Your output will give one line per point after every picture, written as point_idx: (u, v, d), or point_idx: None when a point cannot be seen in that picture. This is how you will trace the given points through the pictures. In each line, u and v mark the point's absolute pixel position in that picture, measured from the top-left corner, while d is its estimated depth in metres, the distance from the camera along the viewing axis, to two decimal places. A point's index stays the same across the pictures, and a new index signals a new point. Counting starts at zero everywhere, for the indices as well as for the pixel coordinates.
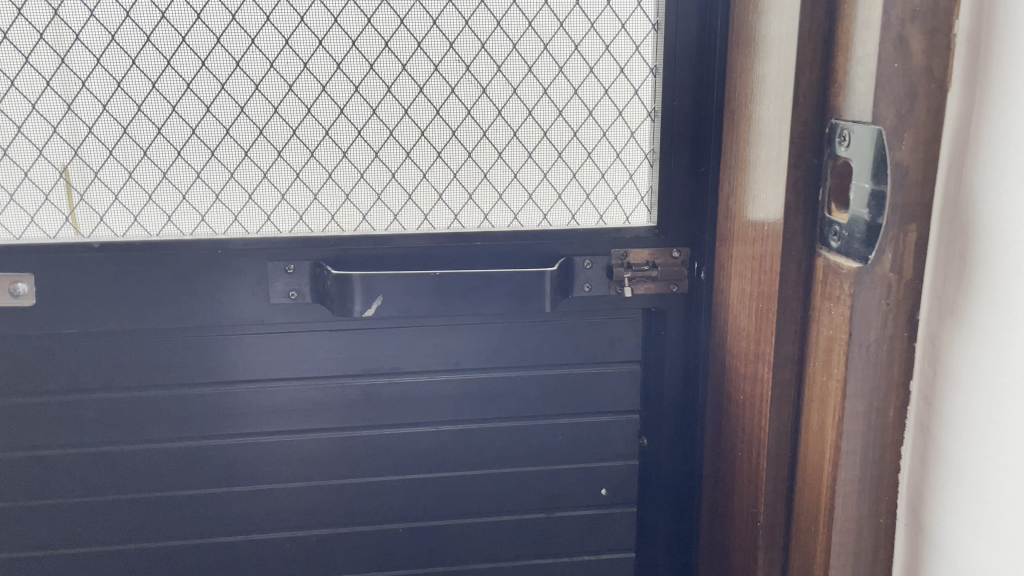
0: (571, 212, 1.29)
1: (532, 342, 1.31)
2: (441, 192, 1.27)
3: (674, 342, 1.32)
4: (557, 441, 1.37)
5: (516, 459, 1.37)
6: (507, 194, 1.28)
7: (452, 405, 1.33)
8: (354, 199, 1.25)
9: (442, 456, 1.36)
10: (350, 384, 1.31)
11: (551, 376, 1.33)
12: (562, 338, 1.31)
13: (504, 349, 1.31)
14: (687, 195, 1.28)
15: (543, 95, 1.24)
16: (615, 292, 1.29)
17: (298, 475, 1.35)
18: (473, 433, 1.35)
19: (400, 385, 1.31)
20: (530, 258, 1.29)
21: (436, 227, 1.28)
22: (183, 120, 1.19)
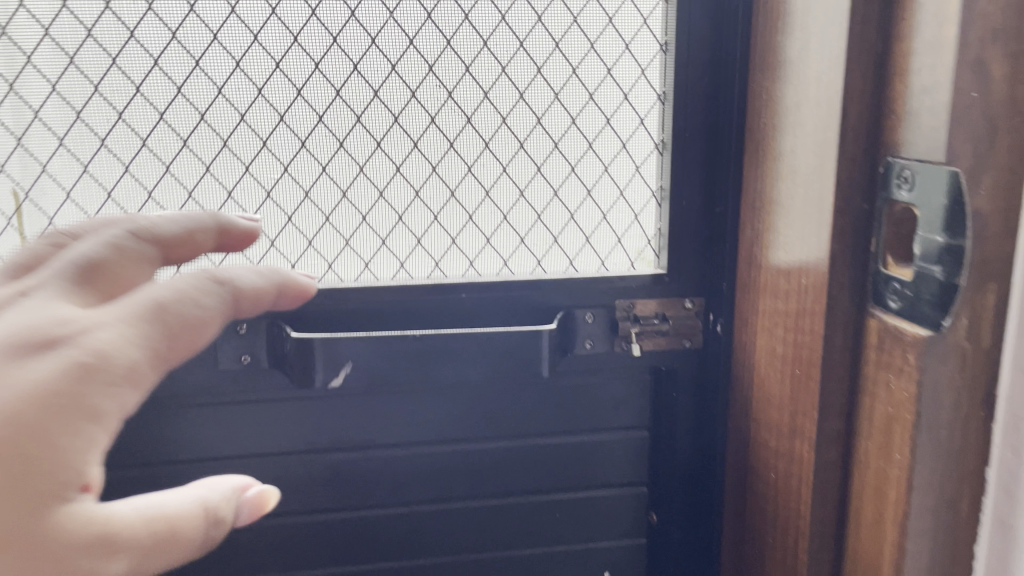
0: (569, 257, 1.14)
1: (526, 409, 1.14)
2: (420, 236, 1.10)
3: (687, 405, 1.16)
4: (554, 520, 1.20)
5: (507, 541, 1.20)
6: (495, 238, 1.12)
7: (434, 483, 1.15)
8: (318, 245, 1.09)
9: (423, 540, 1.18)
10: (315, 462, 1.12)
11: (546, 447, 1.16)
12: (559, 402, 1.15)
13: (493, 417, 1.14)
14: (702, 237, 1.12)
15: (536, 125, 1.09)
16: (624, 348, 1.12)
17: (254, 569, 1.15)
18: (458, 514, 1.17)
19: (373, 461, 1.13)
20: (522, 313, 1.11)
21: (415, 277, 1.11)
22: (114, 156, 1.03)
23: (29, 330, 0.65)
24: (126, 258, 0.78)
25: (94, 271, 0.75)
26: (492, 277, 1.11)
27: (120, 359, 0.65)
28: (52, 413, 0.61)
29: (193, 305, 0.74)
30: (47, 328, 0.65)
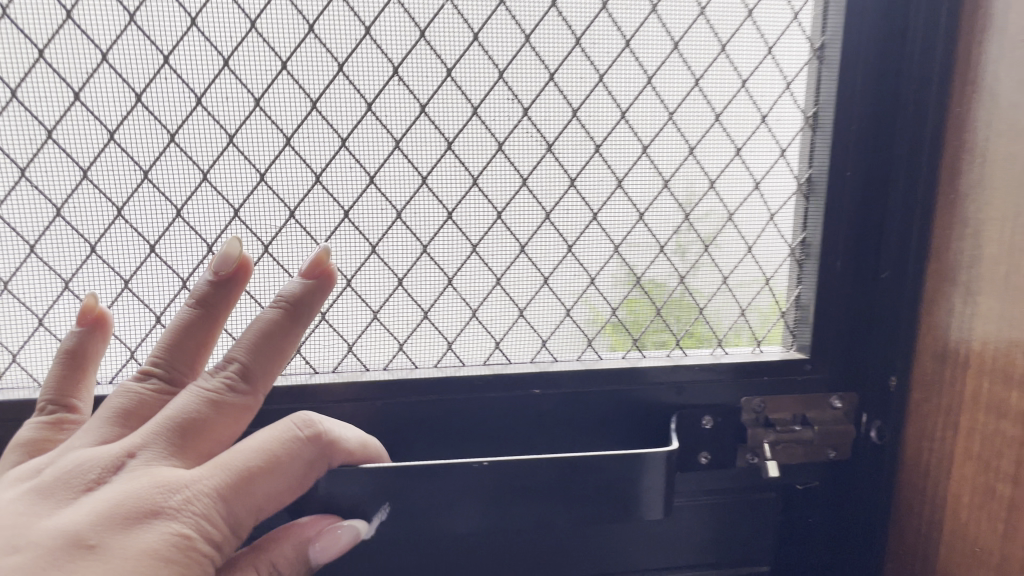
0: (675, 335, 0.84)
1: (612, 541, 0.84)
2: (477, 307, 0.80)
3: (824, 534, 0.87)
4: None
5: None
6: (579, 309, 0.81)
7: None
8: (335, 320, 0.77)
9: None
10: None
11: None
12: (658, 533, 0.85)
13: (569, 552, 0.84)
14: (856, 314, 0.82)
15: (641, 156, 0.78)
16: (751, 462, 0.83)
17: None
18: None
19: None
20: (614, 414, 0.81)
21: (468, 363, 0.81)
22: (41, 194, 0.69)
23: (117, 506, 0.56)
24: (234, 402, 0.65)
25: (195, 428, 0.63)
26: (573, 365, 0.81)
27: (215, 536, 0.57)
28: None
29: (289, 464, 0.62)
30: (139, 502, 0.56)
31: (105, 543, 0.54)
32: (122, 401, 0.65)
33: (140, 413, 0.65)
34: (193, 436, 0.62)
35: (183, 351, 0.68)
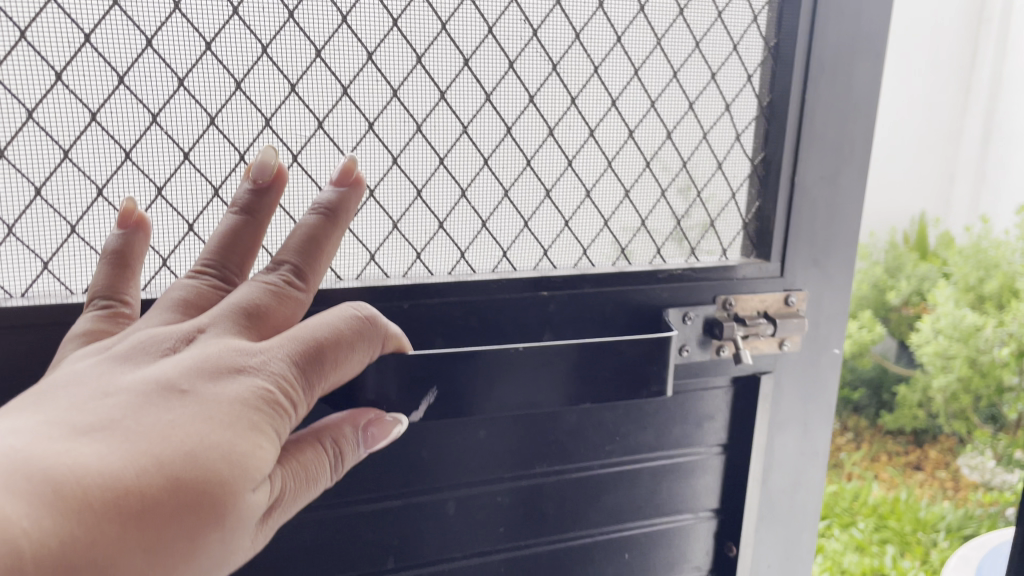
0: (657, 244, 0.93)
1: (603, 434, 0.94)
2: (487, 218, 0.86)
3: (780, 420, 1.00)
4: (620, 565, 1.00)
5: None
6: (576, 220, 0.89)
7: (491, 531, 0.93)
8: (358, 229, 0.82)
9: None
10: (347, 518, 0.86)
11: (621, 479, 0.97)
12: (643, 424, 0.95)
13: (566, 444, 0.93)
14: (809, 223, 0.94)
15: (633, 79, 0.86)
16: (723, 355, 0.94)
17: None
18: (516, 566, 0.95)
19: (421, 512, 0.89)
20: (608, 315, 0.90)
21: (478, 271, 0.87)
22: (76, 99, 0.71)
23: (204, 362, 0.62)
24: (288, 295, 0.71)
25: (259, 312, 0.69)
26: (573, 271, 0.89)
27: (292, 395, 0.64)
28: (232, 436, 0.57)
29: (351, 340, 0.68)
30: (223, 362, 0.62)
31: (197, 390, 0.60)
32: (182, 293, 0.70)
33: (198, 303, 0.70)
34: (259, 320, 0.68)
35: (233, 252, 0.73)
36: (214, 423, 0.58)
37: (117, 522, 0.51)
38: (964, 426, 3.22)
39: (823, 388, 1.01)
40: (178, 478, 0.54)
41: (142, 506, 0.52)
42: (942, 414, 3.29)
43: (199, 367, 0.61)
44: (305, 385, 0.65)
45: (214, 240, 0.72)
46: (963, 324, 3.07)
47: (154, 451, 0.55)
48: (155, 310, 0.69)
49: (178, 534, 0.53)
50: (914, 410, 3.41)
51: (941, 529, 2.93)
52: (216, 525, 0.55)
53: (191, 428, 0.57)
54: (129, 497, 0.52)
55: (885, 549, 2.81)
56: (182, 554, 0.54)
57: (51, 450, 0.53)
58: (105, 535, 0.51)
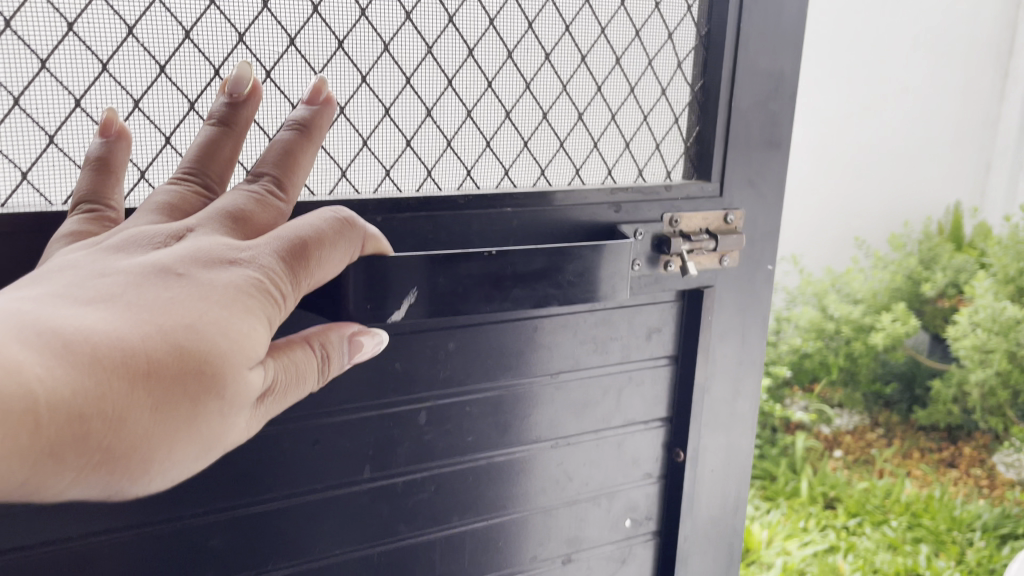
0: (608, 166, 1.00)
1: (558, 342, 1.05)
2: (451, 137, 0.91)
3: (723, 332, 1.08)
4: (578, 469, 1.11)
5: (530, 493, 1.10)
6: (535, 141, 0.95)
7: (462, 434, 1.03)
8: (329, 146, 0.86)
9: (447, 501, 1.05)
10: (326, 425, 0.94)
11: (574, 386, 1.07)
12: (594, 331, 1.06)
13: (524, 352, 1.03)
14: (748, 145, 1.02)
15: (584, 5, 0.92)
16: (670, 270, 1.03)
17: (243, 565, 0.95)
18: (486, 467, 1.06)
19: (398, 416, 0.98)
20: (567, 231, 0.96)
21: (444, 189, 0.92)
22: (52, 8, 0.71)
23: (199, 252, 0.65)
24: (271, 202, 0.75)
25: (244, 216, 0.72)
26: (532, 189, 0.95)
27: (282, 285, 0.67)
28: (229, 314, 0.61)
29: (334, 240, 0.72)
30: (215, 253, 0.65)
31: (193, 274, 0.63)
32: (167, 196, 0.72)
33: (181, 207, 0.73)
34: (245, 222, 0.71)
35: (215, 163, 0.76)
36: (212, 301, 0.61)
37: (127, 380, 0.55)
38: (999, 423, 3.09)
39: (757, 300, 1.10)
40: (181, 345, 0.58)
41: (149, 367, 0.56)
42: (976, 407, 3.15)
43: (193, 257, 0.65)
44: (293, 279, 0.68)
45: (196, 150, 0.74)
46: (1002, 317, 3.07)
47: (156, 322, 0.59)
48: (140, 214, 0.72)
49: (180, 398, 0.58)
50: (948, 405, 3.23)
51: (977, 527, 2.68)
52: (214, 393, 0.60)
53: (190, 305, 0.61)
54: (137, 357, 0.56)
55: (920, 549, 2.54)
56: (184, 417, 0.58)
57: (59, 311, 0.56)
58: (115, 391, 0.55)
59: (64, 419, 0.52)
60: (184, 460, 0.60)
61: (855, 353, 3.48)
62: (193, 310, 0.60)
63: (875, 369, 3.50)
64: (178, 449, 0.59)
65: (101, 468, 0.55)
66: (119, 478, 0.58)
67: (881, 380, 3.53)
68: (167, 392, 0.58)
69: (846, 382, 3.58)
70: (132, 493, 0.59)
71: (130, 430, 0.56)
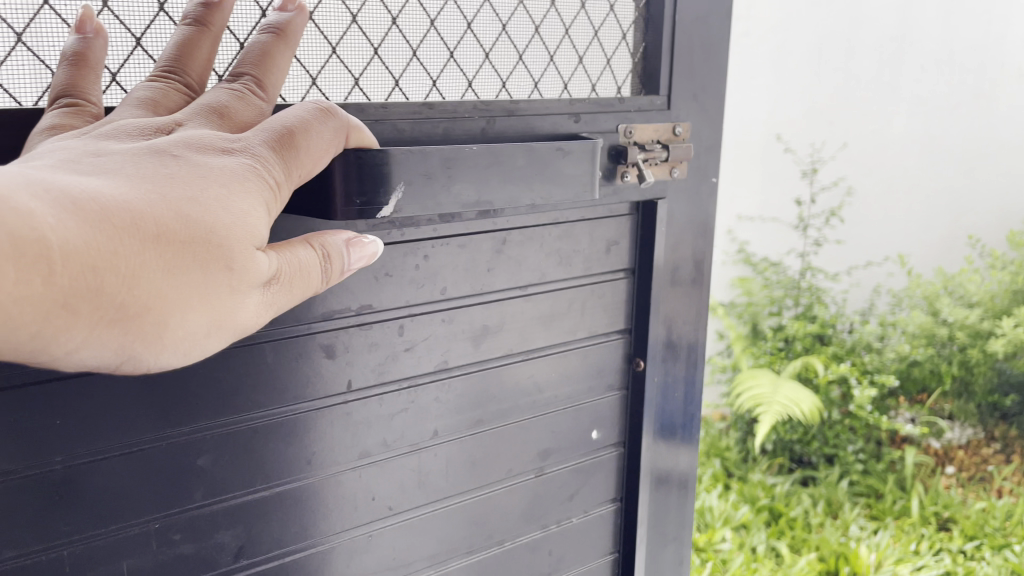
0: (563, 80, 1.08)
1: (530, 254, 1.10)
2: (415, 48, 0.98)
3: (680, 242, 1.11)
4: (548, 380, 1.16)
5: (510, 408, 1.15)
6: (495, 54, 1.03)
7: (441, 350, 1.08)
8: (300, 56, 0.91)
9: (430, 417, 1.09)
10: (305, 337, 0.97)
11: (545, 299, 1.13)
12: (558, 245, 1.11)
13: (493, 263, 1.08)
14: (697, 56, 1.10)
15: None
16: (627, 181, 1.09)
17: (240, 483, 0.97)
18: (466, 381, 1.10)
19: (373, 331, 1.02)
20: (525, 136, 1.04)
21: (412, 98, 0.99)
22: None
23: (192, 140, 0.72)
24: (252, 99, 0.82)
25: (226, 112, 0.80)
26: (495, 99, 1.02)
27: (275, 169, 0.75)
28: (228, 192, 0.69)
29: (317, 130, 0.81)
30: (210, 143, 0.73)
31: (189, 157, 0.70)
32: (152, 91, 0.79)
33: (166, 102, 0.80)
34: (227, 116, 0.79)
35: (195, 64, 0.83)
36: (209, 179, 0.69)
37: (139, 239, 0.62)
38: None
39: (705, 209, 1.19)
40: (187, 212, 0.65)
41: (160, 231, 0.63)
42: None
43: (186, 144, 0.72)
44: (285, 164, 0.77)
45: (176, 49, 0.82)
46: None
47: (159, 195, 0.66)
48: (123, 109, 0.78)
49: (190, 262, 0.65)
50: None
51: None
52: (219, 260, 0.67)
53: (190, 182, 0.68)
54: (147, 220, 0.63)
55: None
56: (196, 280, 0.66)
57: (64, 177, 0.62)
58: (128, 248, 0.61)
59: (78, 267, 0.58)
60: (195, 325, 0.67)
61: (970, 362, 3.60)
62: (193, 184, 0.67)
63: (993, 380, 3.61)
64: (191, 312, 0.66)
65: (117, 323, 0.62)
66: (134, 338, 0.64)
67: (998, 393, 3.61)
68: (176, 257, 0.65)
69: (959, 394, 3.72)
70: (149, 355, 0.65)
71: (145, 287, 0.62)
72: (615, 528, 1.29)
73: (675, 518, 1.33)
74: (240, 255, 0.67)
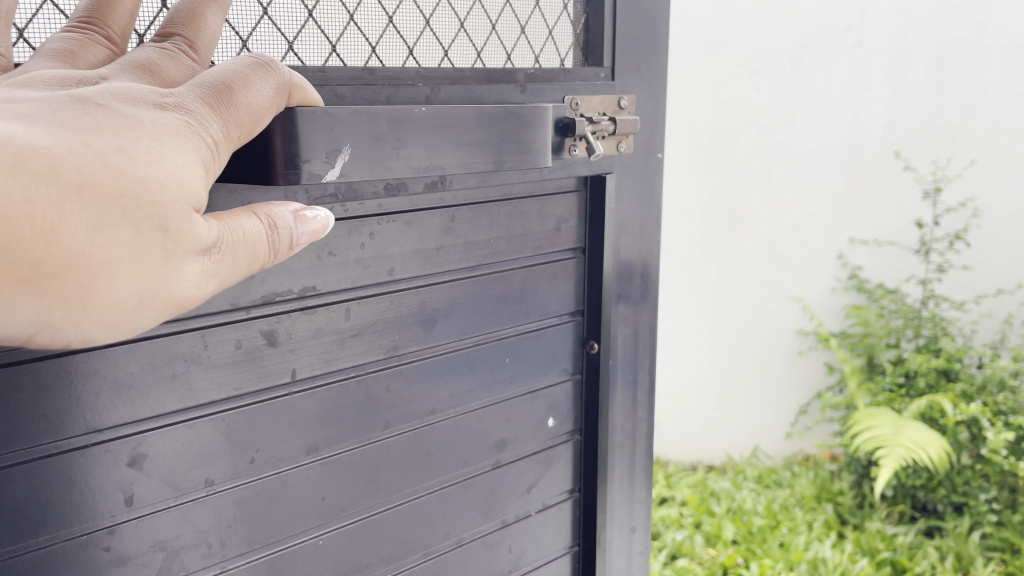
0: (506, 51, 1.07)
1: (479, 234, 1.08)
2: (353, 12, 0.95)
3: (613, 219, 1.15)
4: (504, 366, 1.14)
5: (465, 395, 1.11)
6: (436, 21, 1.01)
7: (391, 335, 1.03)
8: (230, 17, 0.87)
9: (385, 407, 1.04)
10: (243, 323, 0.91)
11: (496, 282, 1.10)
12: (508, 224, 1.10)
13: (444, 244, 1.05)
14: (629, 23, 1.12)
15: None
16: (575, 155, 1.07)
17: (178, 486, 0.88)
18: (422, 368, 1.06)
19: (316, 316, 0.96)
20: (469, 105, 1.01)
21: (351, 64, 0.94)
22: None
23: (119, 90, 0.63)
24: (181, 60, 0.78)
25: (154, 70, 0.76)
26: (436, 69, 1.00)
27: (210, 126, 0.67)
28: (161, 147, 0.61)
29: (256, 86, 0.73)
30: (138, 95, 0.64)
31: (114, 106, 0.61)
32: (66, 42, 0.74)
33: (81, 53, 0.74)
34: (154, 75, 0.75)
35: (114, 16, 0.78)
36: (139, 132, 0.60)
37: (58, 190, 0.53)
38: None
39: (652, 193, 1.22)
40: (113, 164, 0.57)
41: (81, 181, 0.55)
42: None
43: (112, 94, 0.62)
44: (221, 121, 0.68)
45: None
46: None
47: (79, 143, 0.56)
48: (34, 61, 0.72)
49: (117, 218, 0.57)
50: None
51: None
52: (151, 220, 0.59)
53: (117, 132, 0.59)
54: (67, 169, 0.54)
55: None
56: (124, 240, 0.57)
57: None
58: (44, 199, 0.52)
59: None
60: (124, 291, 0.58)
61: None
62: (120, 135, 0.59)
63: None
64: (120, 277, 0.57)
65: (29, 286, 0.53)
66: (49, 306, 0.55)
67: None
68: (100, 213, 0.56)
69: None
70: (69, 323, 0.56)
71: (63, 245, 0.54)
72: (574, 519, 1.28)
73: (638, 506, 1.32)
74: (177, 215, 0.59)
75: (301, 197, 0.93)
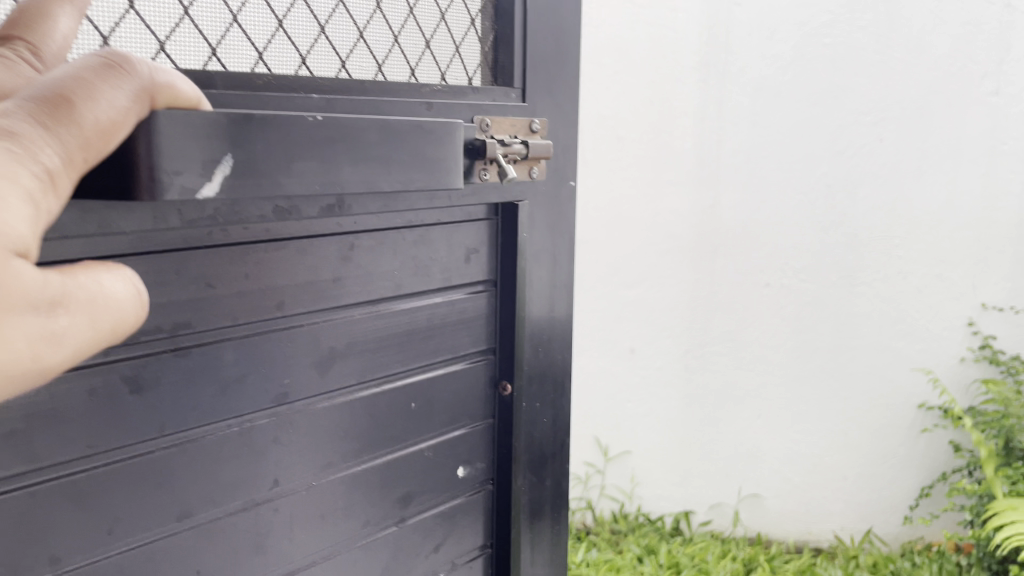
0: (410, 66, 1.13)
1: (381, 264, 1.11)
2: (236, 14, 0.94)
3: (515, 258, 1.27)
4: (407, 410, 1.19)
5: (365, 440, 1.13)
6: (330, 28, 1.03)
7: (281, 379, 1.02)
8: (92, 13, 0.83)
9: (270, 458, 1.02)
10: (102, 367, 0.86)
11: (400, 325, 1.16)
12: (411, 260, 1.15)
13: (341, 275, 1.06)
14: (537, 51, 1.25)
15: None
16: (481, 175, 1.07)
17: (16, 564, 0.82)
18: (316, 412, 1.06)
19: (195, 357, 0.93)
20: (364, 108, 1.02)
21: (232, 68, 0.92)
22: None
23: None
24: None
25: None
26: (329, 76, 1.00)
27: (40, 150, 0.41)
28: None
29: (102, 85, 0.45)
30: None
31: None
32: None
33: None
34: None
35: None
36: None
37: None
38: None
39: (565, 211, 1.34)
40: None
41: None
42: None
43: None
44: (56, 143, 0.42)
45: None
46: None
47: None
48: None
49: None
50: None
51: None
52: None
53: None
54: None
55: None
56: None
57: None
58: None
59: None
60: None
61: None
62: None
63: None
64: None
65: None
66: None
67: None
68: None
69: None
70: None
71: None
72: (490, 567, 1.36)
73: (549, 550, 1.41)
74: None
75: (173, 218, 0.87)
